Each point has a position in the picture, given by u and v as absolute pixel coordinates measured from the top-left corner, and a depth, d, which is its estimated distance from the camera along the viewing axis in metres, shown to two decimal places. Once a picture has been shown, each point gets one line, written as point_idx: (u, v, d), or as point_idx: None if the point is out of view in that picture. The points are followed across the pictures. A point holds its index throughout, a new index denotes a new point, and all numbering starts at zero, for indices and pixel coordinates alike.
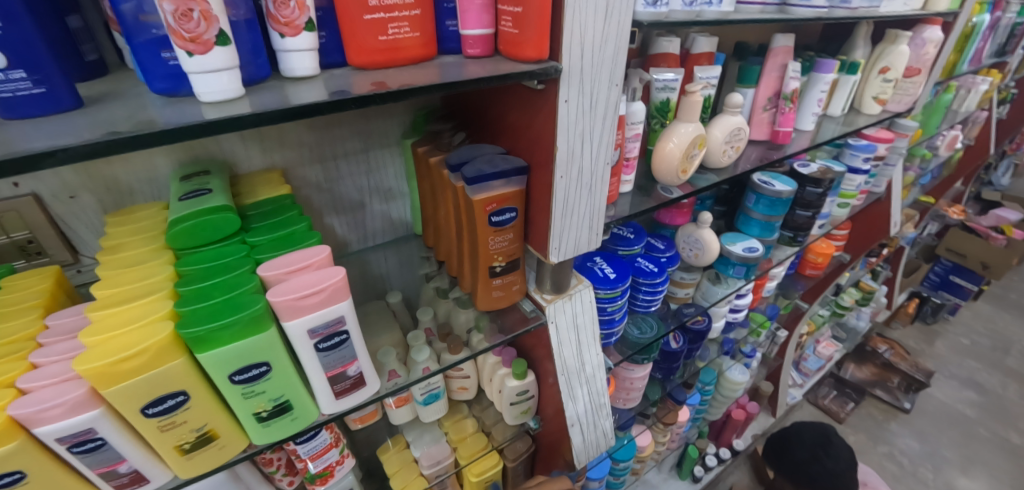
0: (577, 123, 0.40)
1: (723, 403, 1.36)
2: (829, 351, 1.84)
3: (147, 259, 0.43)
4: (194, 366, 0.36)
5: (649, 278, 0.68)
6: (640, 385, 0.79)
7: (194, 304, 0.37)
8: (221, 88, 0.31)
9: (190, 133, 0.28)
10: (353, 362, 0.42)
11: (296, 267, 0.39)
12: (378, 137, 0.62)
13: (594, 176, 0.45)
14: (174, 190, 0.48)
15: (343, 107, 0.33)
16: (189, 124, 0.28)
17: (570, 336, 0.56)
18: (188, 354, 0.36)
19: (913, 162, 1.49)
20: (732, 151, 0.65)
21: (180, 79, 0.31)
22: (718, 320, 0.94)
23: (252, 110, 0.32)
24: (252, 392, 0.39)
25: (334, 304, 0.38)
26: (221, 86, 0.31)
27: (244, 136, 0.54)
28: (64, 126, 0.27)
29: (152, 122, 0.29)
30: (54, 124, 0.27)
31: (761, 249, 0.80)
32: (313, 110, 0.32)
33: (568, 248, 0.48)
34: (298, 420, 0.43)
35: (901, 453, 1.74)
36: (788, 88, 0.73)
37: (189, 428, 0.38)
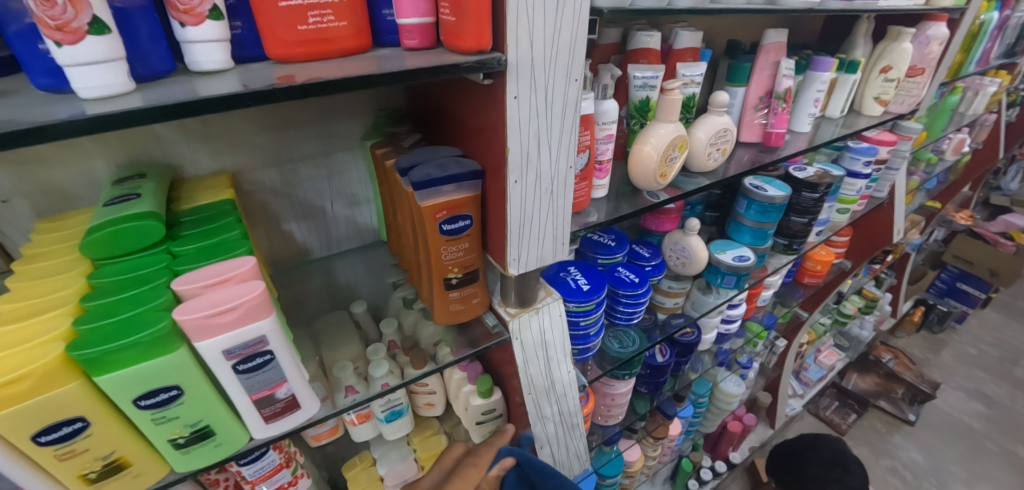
0: (529, 123, 0.36)
1: (718, 416, 1.31)
2: (830, 361, 1.79)
3: (62, 269, 0.39)
4: (95, 389, 0.33)
5: (630, 290, 0.63)
6: (622, 401, 0.75)
7: (96, 322, 0.33)
8: (103, 83, 0.27)
9: (57, 133, 0.24)
10: (282, 384, 0.38)
11: (215, 280, 0.35)
12: (338, 139, 0.58)
13: (555, 181, 0.40)
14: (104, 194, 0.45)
15: (242, 105, 0.28)
16: (58, 123, 0.24)
17: (537, 354, 0.52)
18: (86, 377, 0.32)
19: (918, 167, 1.43)
20: (718, 154, 0.61)
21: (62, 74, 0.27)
22: (710, 332, 0.89)
23: (145, 106, 0.27)
24: (164, 417, 0.35)
25: (250, 324, 0.34)
26: (103, 81, 0.27)
27: (188, 136, 0.51)
28: None
29: (16, 120, 0.25)
30: None
31: (752, 258, 0.75)
32: (216, 106, 0.28)
33: (529, 260, 0.44)
34: (223, 446, 0.39)
35: (906, 467, 1.68)
36: (781, 86, 0.68)
37: (92, 457, 0.34)
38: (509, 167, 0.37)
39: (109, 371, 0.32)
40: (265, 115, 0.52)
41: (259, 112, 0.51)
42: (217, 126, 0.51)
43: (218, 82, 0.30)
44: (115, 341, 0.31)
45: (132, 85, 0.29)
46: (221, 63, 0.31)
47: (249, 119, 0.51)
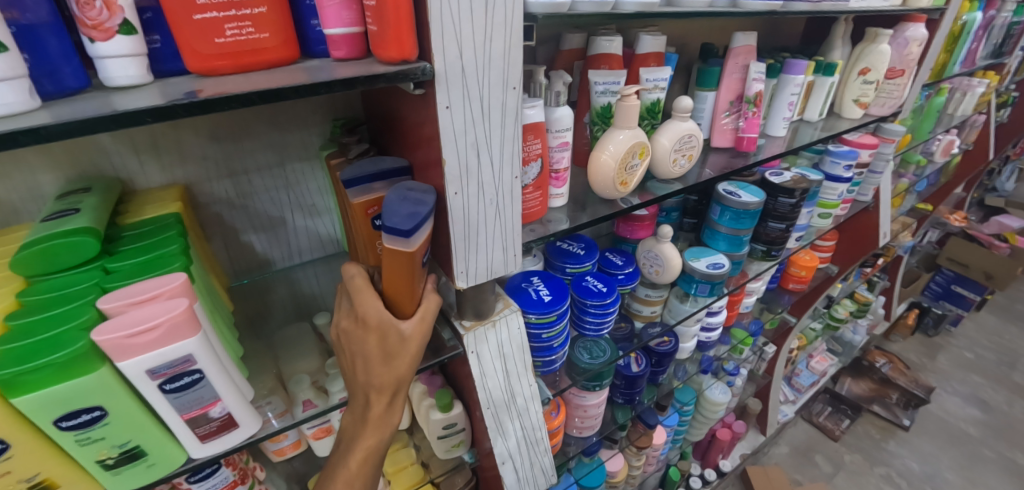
0: (465, 133, 0.34)
1: (705, 424, 1.30)
2: (822, 366, 1.77)
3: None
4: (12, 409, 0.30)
5: (598, 299, 0.62)
6: (596, 413, 0.73)
7: (13, 342, 0.31)
8: (3, 101, 0.25)
9: None
10: (216, 402, 0.36)
11: (141, 298, 0.33)
12: (295, 150, 0.57)
13: (500, 191, 0.39)
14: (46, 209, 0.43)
15: (139, 122, 0.26)
16: None
17: (495, 366, 0.50)
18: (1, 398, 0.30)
19: (907, 169, 1.42)
20: (684, 160, 0.60)
21: None
22: (689, 340, 0.88)
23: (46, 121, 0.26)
24: (88, 439, 0.33)
25: (174, 343, 0.32)
26: (3, 99, 0.25)
27: (137, 149, 0.49)
28: None
29: None
30: None
31: (727, 265, 0.74)
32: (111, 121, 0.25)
33: (478, 272, 0.42)
34: (156, 467, 0.37)
35: (900, 475, 1.66)
36: (751, 90, 0.67)
37: (15, 479, 0.32)
38: (448, 178, 0.36)
39: (25, 391, 0.30)
40: (214, 126, 0.51)
41: (209, 124, 0.50)
42: (166, 138, 0.50)
43: (133, 96, 0.29)
44: (28, 362, 0.29)
45: (38, 102, 0.27)
46: (140, 78, 0.30)
47: (198, 130, 0.51)
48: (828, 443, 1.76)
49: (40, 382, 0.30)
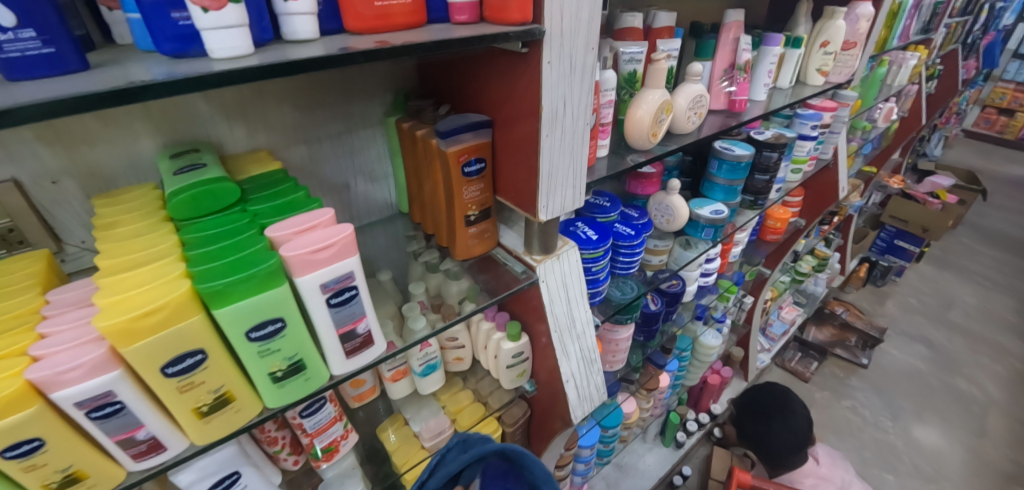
0: (557, 84, 0.43)
1: (700, 369, 1.44)
2: (791, 315, 1.96)
3: (146, 231, 0.42)
4: (212, 323, 0.35)
5: (628, 242, 0.73)
6: (625, 346, 0.84)
7: (206, 264, 0.36)
8: (233, 45, 0.30)
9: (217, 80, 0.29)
10: (362, 319, 0.43)
11: (302, 227, 0.39)
12: (360, 119, 0.63)
13: (576, 135, 0.48)
14: (164, 167, 0.47)
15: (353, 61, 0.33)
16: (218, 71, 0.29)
17: (560, 295, 0.60)
18: (204, 311, 0.35)
19: (856, 134, 1.60)
20: (695, 117, 0.70)
21: (189, 40, 0.30)
22: (692, 283, 1.00)
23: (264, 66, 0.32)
24: (267, 351, 0.38)
25: (342, 260, 0.38)
26: (233, 43, 0.30)
27: (228, 114, 0.54)
28: (69, 82, 0.28)
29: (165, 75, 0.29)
30: (60, 81, 0.28)
31: (726, 211, 0.86)
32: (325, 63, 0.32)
33: (555, 207, 0.51)
34: (312, 381, 0.42)
35: (864, 406, 1.88)
36: (741, 59, 0.79)
37: (206, 390, 0.37)
38: (542, 122, 0.44)
39: (225, 304, 0.35)
40: (296, 95, 0.57)
41: (291, 93, 0.56)
42: (253, 106, 0.55)
43: (308, 48, 0.34)
44: (234, 274, 0.34)
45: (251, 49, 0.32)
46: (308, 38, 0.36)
47: (281, 98, 0.56)
48: (800, 384, 1.97)
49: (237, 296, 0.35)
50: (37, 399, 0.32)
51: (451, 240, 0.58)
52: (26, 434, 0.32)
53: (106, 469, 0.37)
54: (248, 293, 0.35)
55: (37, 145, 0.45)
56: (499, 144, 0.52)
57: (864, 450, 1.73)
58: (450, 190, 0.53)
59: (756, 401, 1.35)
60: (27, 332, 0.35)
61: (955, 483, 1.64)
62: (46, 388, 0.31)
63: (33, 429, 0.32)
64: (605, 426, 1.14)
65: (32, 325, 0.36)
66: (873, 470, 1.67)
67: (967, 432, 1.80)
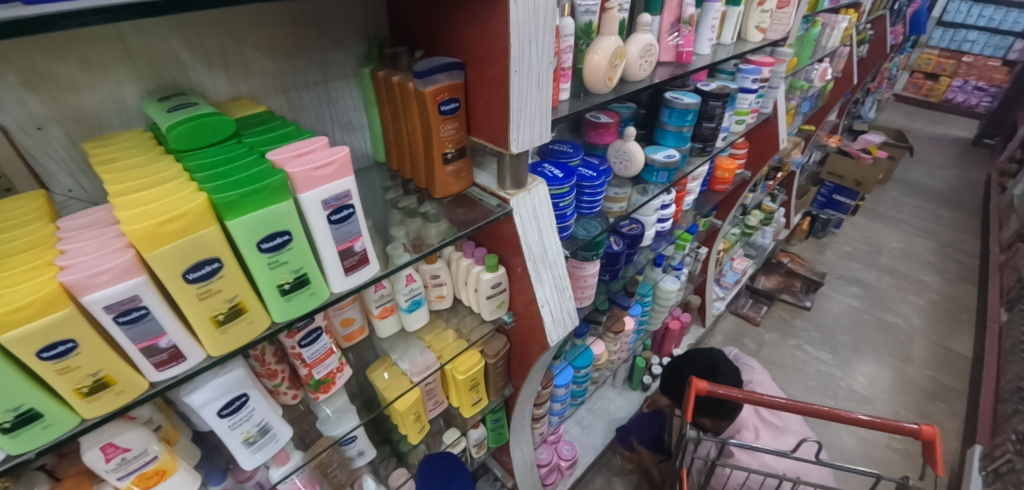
0: (523, 23, 0.48)
1: (662, 314, 1.56)
2: (741, 266, 2.15)
3: (148, 162, 0.45)
4: (226, 234, 0.39)
5: (591, 183, 0.80)
6: (592, 282, 0.92)
7: (216, 182, 0.39)
8: None
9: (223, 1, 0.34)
10: (358, 238, 0.48)
11: (300, 152, 0.43)
12: (335, 69, 0.66)
13: (541, 72, 0.54)
14: (153, 109, 0.49)
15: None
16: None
17: (532, 226, 0.66)
18: (218, 223, 0.39)
19: (794, 93, 1.73)
20: (646, 65, 0.77)
21: None
22: (650, 228, 1.09)
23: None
24: (277, 262, 0.43)
25: (341, 179, 0.43)
26: None
27: (209, 63, 0.57)
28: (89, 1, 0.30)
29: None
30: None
31: (677, 155, 0.94)
32: None
33: (525, 140, 0.57)
34: (315, 295, 0.48)
35: (807, 343, 2.09)
36: (686, 13, 0.86)
37: (222, 299, 0.41)
38: (511, 58, 0.50)
39: (239, 215, 0.39)
40: (275, 45, 0.60)
41: (270, 42, 0.59)
42: (234, 54, 0.58)
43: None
44: (246, 187, 0.38)
45: None
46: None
47: (260, 48, 0.59)
48: (752, 328, 2.15)
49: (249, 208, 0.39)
50: (68, 303, 0.34)
51: (430, 178, 0.63)
52: (64, 334, 0.35)
53: (131, 377, 0.40)
54: (260, 205, 0.39)
55: (22, 91, 0.46)
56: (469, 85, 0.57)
57: (808, 380, 1.94)
58: (428, 129, 0.57)
59: (684, 361, 1.36)
60: (51, 247, 0.38)
61: (885, 402, 1.87)
62: (79, 292, 0.34)
63: (69, 329, 0.35)
64: (577, 366, 1.24)
65: (54, 242, 0.39)
66: (815, 396, 1.87)
67: (894, 358, 2.05)
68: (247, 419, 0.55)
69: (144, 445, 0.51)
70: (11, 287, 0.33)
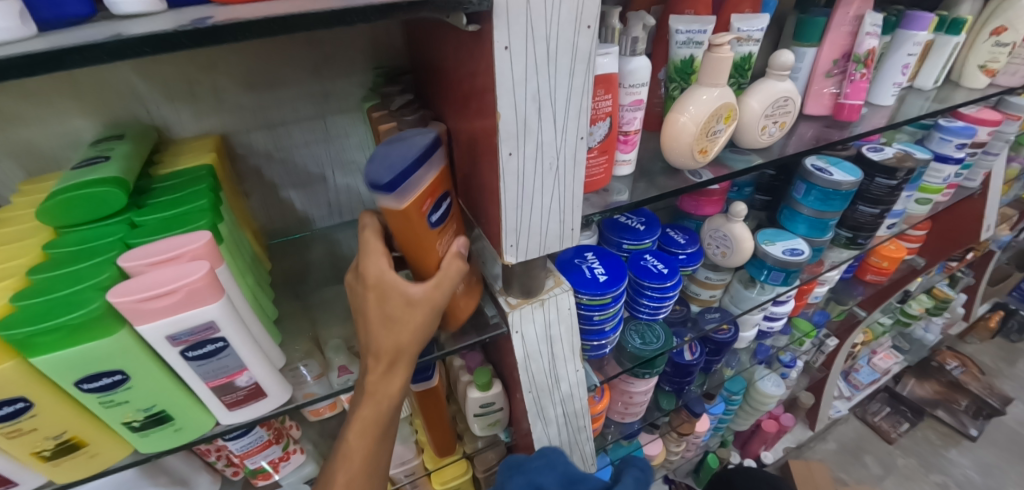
0: (526, 81, 0.29)
1: (752, 414, 1.18)
2: (886, 365, 1.55)
3: (28, 235, 0.37)
4: (36, 369, 0.30)
5: (657, 283, 0.55)
6: (642, 400, 0.68)
7: (32, 299, 0.30)
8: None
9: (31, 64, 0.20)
10: (242, 372, 0.35)
11: (161, 258, 0.31)
12: (338, 101, 0.52)
13: (561, 154, 0.33)
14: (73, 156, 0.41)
15: (136, 55, 0.21)
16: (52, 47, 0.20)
17: (540, 349, 0.46)
18: (23, 355, 0.30)
19: (1019, 152, 1.19)
20: (774, 128, 0.51)
21: None
22: (749, 329, 0.79)
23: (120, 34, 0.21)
24: (112, 401, 0.32)
25: (193, 309, 0.30)
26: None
27: (171, 94, 0.46)
28: None
29: None
30: None
31: (807, 252, 0.64)
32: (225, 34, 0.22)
33: (529, 247, 0.37)
34: (184, 431, 0.37)
35: (957, 486, 1.48)
36: (863, 48, 0.55)
37: (43, 436, 0.33)
38: (503, 135, 0.30)
39: (41, 353, 0.29)
40: (254, 71, 0.47)
41: (245, 69, 0.46)
42: (200, 84, 0.46)
43: (153, 22, 0.24)
44: (42, 321, 0.28)
45: (33, 29, 0.23)
46: (142, 16, 0.25)
47: (234, 76, 0.46)
48: (882, 445, 1.57)
49: (59, 345, 0.29)
50: None
51: None
52: None
53: None
54: (62, 345, 0.28)
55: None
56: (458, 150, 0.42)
57: None
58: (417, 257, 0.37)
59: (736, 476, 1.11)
60: None
61: None
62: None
63: None
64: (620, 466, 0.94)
65: None
66: None
67: None
68: None
69: None
70: None
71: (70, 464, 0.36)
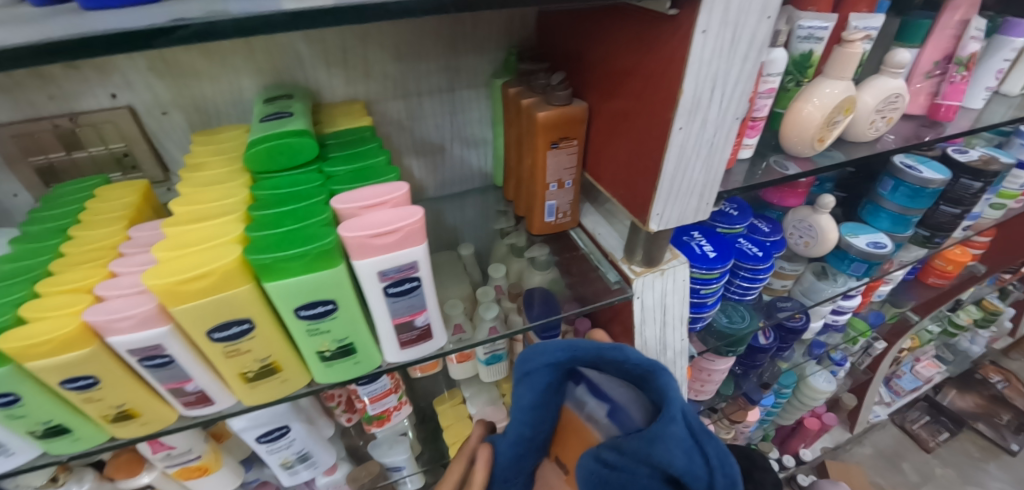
0: (709, 64, 0.33)
1: (798, 409, 1.21)
2: (930, 372, 1.57)
3: (224, 178, 0.40)
4: (261, 293, 0.33)
5: (753, 264, 0.59)
6: (718, 378, 0.71)
7: (266, 230, 0.33)
8: None
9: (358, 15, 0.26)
10: (422, 311, 0.38)
11: (371, 202, 0.34)
12: (467, 76, 0.56)
13: (718, 132, 0.38)
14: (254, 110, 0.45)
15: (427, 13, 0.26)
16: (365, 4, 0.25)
17: (655, 316, 0.51)
18: (255, 281, 0.32)
19: None
20: (882, 123, 0.55)
21: None
22: (818, 320, 0.82)
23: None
24: (317, 330, 0.35)
25: (407, 248, 0.33)
26: None
27: (329, 62, 0.51)
28: (141, 17, 0.24)
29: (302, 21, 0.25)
30: (131, 17, 0.25)
31: (890, 246, 0.68)
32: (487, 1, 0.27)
33: (671, 217, 0.42)
34: (361, 364, 0.39)
35: None
36: (965, 50, 0.58)
37: (252, 358, 0.35)
38: (679, 111, 0.35)
39: (277, 278, 0.31)
40: (401, 43, 0.51)
41: (394, 41, 0.51)
42: (355, 52, 0.50)
43: None
44: (286, 249, 0.30)
45: None
46: None
47: (384, 48, 0.51)
48: (919, 453, 1.57)
49: (292, 270, 0.32)
50: (93, 340, 0.32)
51: (529, 212, 0.54)
52: (84, 371, 0.33)
53: (157, 409, 0.38)
54: (299, 271, 0.31)
55: (149, 75, 0.47)
56: (597, 126, 0.47)
57: None
58: None
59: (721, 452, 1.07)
60: (104, 263, 0.37)
61: None
62: (103, 332, 0.32)
63: (92, 367, 0.33)
64: None
65: (110, 260, 0.38)
66: None
67: None
68: (286, 447, 0.51)
69: (189, 445, 0.50)
70: (47, 314, 0.32)
71: (262, 389, 0.38)
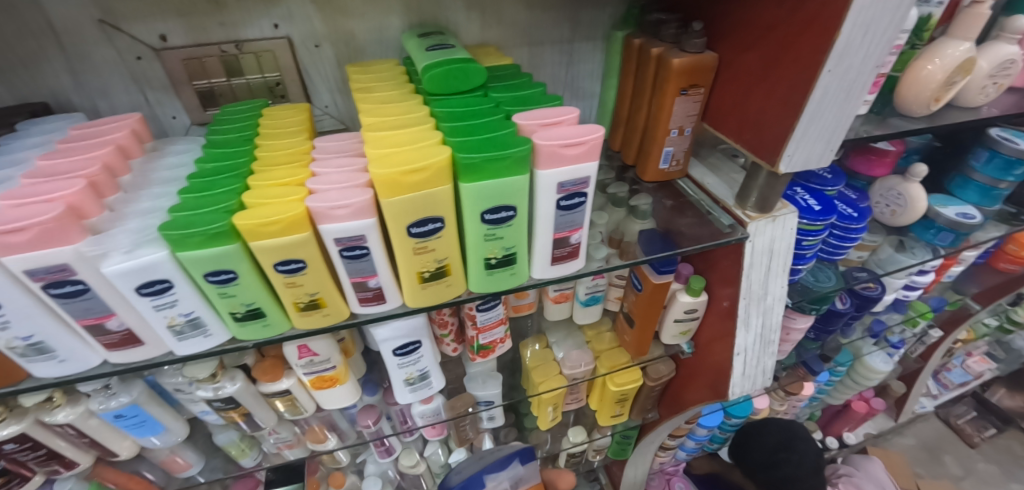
0: (869, 8, 0.36)
1: (851, 389, 1.22)
2: (981, 368, 1.52)
3: (396, 99, 0.45)
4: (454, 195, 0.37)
5: (849, 224, 0.62)
6: (797, 337, 0.74)
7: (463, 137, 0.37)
8: None
9: None
10: (577, 229, 0.43)
11: (548, 121, 0.40)
12: (586, 29, 0.60)
13: (861, 77, 0.40)
14: (413, 44, 0.49)
15: None
16: None
17: (761, 261, 0.55)
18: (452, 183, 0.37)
19: None
20: (993, 89, 0.56)
21: None
22: (890, 293, 0.84)
23: None
24: (493, 236, 0.40)
25: (586, 162, 0.38)
26: None
27: (469, 6, 0.55)
28: None
29: None
30: None
31: (978, 217, 0.70)
32: None
33: (800, 160, 0.45)
34: (515, 276, 0.44)
35: None
36: None
37: (433, 257, 0.40)
38: (831, 54, 0.38)
39: (476, 180, 0.36)
40: None
41: None
42: None
43: None
44: (491, 152, 0.35)
45: None
46: None
47: None
48: (963, 448, 1.56)
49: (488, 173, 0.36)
50: (308, 227, 0.37)
51: (642, 161, 0.60)
52: (297, 254, 0.38)
53: (338, 304, 0.43)
54: (498, 174, 0.36)
55: (311, 9, 0.52)
56: (725, 76, 0.51)
57: None
58: None
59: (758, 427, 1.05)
60: (302, 165, 0.42)
61: None
62: (320, 219, 0.36)
63: (304, 251, 0.38)
64: (730, 413, 1.01)
65: (305, 162, 0.43)
66: None
67: None
68: (414, 363, 0.57)
69: (328, 355, 0.56)
70: (273, 201, 0.37)
71: (430, 292, 0.43)
